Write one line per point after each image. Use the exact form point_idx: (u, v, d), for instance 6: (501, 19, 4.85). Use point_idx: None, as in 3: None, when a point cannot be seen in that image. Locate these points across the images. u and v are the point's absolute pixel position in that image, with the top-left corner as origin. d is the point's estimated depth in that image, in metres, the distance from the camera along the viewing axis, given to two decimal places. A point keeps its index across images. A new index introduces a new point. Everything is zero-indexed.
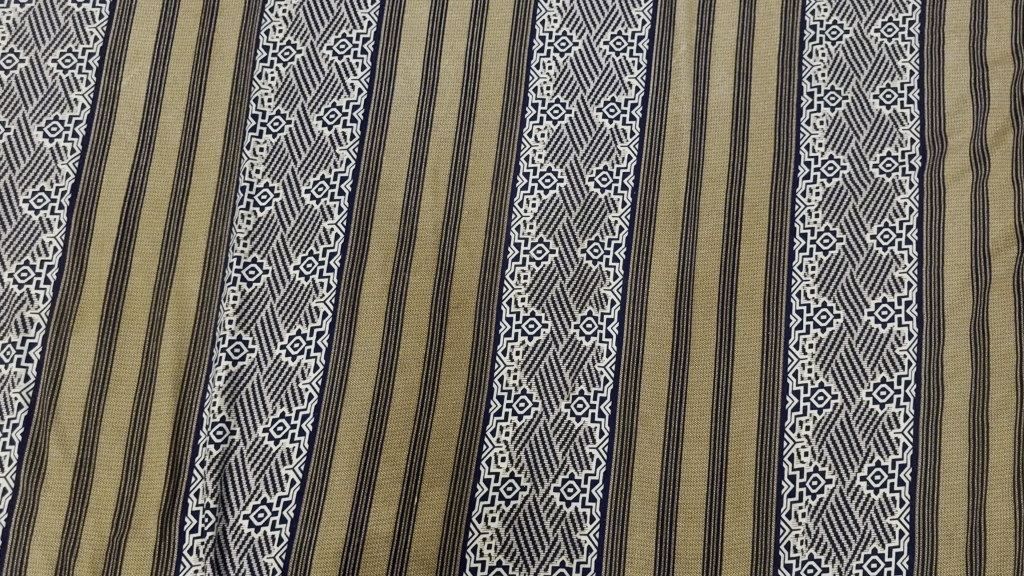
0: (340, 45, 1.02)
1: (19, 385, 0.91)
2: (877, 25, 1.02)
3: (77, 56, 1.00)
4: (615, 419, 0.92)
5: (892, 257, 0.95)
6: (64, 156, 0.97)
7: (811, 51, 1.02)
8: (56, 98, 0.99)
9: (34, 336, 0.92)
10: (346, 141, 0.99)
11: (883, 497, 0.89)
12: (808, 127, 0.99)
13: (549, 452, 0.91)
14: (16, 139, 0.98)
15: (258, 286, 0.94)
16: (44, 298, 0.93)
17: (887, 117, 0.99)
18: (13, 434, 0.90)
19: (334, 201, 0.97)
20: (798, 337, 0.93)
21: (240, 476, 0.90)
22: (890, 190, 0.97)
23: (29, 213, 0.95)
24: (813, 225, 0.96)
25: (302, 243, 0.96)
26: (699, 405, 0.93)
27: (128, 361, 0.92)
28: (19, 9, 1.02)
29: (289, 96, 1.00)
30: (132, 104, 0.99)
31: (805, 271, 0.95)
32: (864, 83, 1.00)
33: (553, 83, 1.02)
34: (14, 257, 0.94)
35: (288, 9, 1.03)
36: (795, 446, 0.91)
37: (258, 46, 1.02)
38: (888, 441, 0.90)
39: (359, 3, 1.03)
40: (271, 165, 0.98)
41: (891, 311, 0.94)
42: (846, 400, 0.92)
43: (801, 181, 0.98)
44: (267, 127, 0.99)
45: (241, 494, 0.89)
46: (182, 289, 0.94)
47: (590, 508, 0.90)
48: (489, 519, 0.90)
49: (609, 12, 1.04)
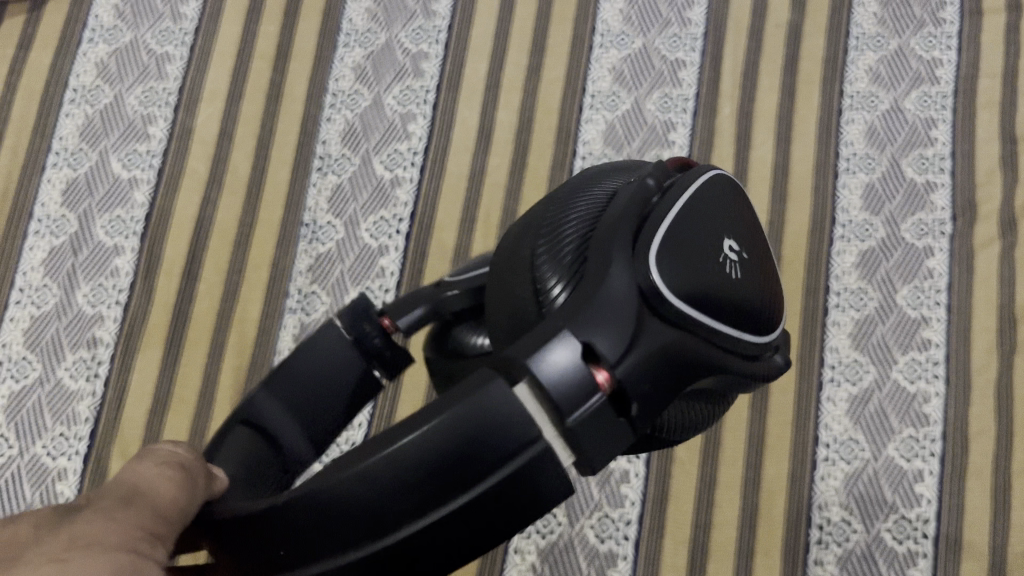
0: (403, 94, 1.09)
1: (86, 400, 0.95)
2: (912, 97, 1.08)
3: (157, 94, 1.08)
4: (651, 462, 0.96)
5: (921, 319, 0.99)
6: (140, 186, 1.04)
7: (848, 119, 1.07)
8: (136, 132, 1.06)
9: (102, 354, 0.97)
10: (404, 184, 1.05)
11: (907, 549, 0.92)
12: (844, 190, 1.04)
13: (587, 490, 0.95)
14: (97, 169, 1.04)
15: (316, 317, 0.99)
16: (114, 319, 0.98)
17: (920, 185, 1.04)
18: (78, 446, 0.94)
19: (391, 239, 1.02)
20: (830, 391, 0.97)
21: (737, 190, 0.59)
22: (921, 254, 1.01)
23: (104, 239, 1.01)
24: (847, 284, 1.01)
25: (359, 278, 1.01)
26: (733, 448, 0.96)
27: (188, 384, 0.97)
28: (106, 48, 1.10)
29: (353, 139, 1.07)
30: (204, 140, 1.06)
31: (838, 327, 0.99)
32: (898, 151, 1.05)
33: (601, 138, 1.07)
34: (88, 279, 1.00)
35: (356, 59, 1.11)
36: (824, 496, 0.94)
37: (327, 93, 1.09)
38: (913, 495, 0.93)
39: (423, 56, 1.11)
40: (333, 204, 1.04)
41: (919, 370, 0.97)
42: (874, 454, 0.95)
43: (836, 242, 1.02)
44: (332, 168, 1.05)
45: (751, 327, 0.53)
46: (244, 315, 0.99)
47: (623, 546, 0.93)
48: (525, 552, 0.93)
49: (656, 74, 1.10)
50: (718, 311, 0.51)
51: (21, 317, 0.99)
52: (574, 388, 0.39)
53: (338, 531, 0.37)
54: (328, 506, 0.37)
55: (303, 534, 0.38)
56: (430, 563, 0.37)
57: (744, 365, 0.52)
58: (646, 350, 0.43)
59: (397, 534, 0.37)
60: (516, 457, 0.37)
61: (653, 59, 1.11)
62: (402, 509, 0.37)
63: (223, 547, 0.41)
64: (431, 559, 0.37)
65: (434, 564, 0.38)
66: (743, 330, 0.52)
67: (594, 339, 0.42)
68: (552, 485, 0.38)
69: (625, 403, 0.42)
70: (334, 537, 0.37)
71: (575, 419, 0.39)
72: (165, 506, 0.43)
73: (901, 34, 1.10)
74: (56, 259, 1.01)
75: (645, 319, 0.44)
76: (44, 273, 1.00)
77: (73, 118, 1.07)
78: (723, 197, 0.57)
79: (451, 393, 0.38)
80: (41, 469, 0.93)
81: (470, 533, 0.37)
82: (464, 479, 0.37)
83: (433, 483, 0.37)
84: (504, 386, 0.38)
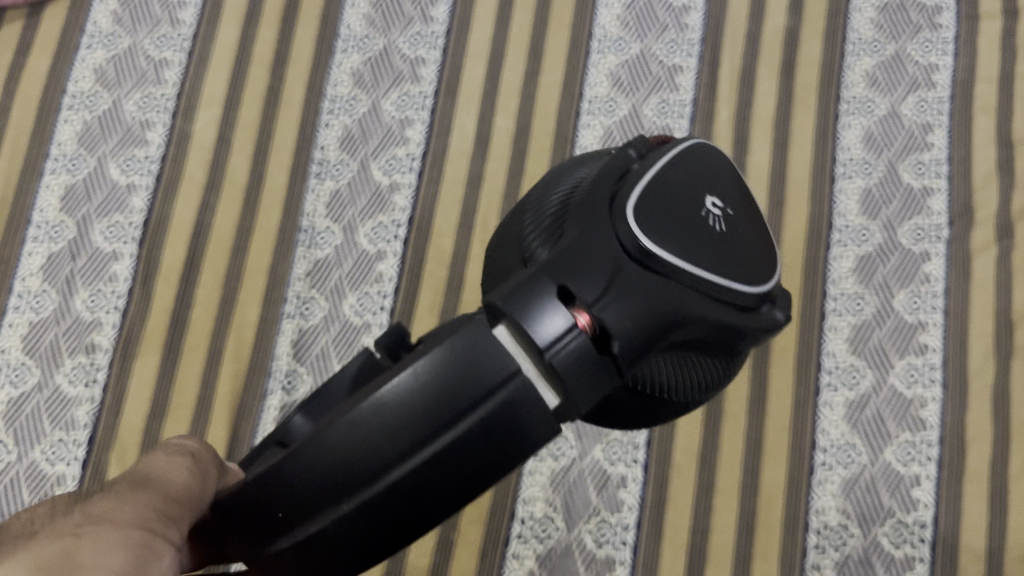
0: (401, 100, 1.09)
1: (84, 406, 0.95)
2: (909, 101, 1.08)
3: (155, 99, 1.08)
4: (649, 467, 0.96)
5: (918, 323, 0.99)
6: (138, 191, 1.04)
7: (846, 124, 1.08)
8: (134, 137, 1.06)
9: (100, 359, 0.97)
10: (402, 189, 1.05)
11: (904, 554, 0.92)
12: (841, 195, 1.05)
13: (585, 495, 0.95)
14: (95, 174, 1.05)
15: (314, 322, 0.99)
16: (112, 325, 0.99)
17: (917, 189, 1.04)
18: (76, 452, 0.94)
19: (389, 244, 1.02)
20: (828, 395, 0.97)
21: (732, 169, 0.67)
22: (918, 259, 1.02)
23: (103, 244, 1.02)
24: (844, 288, 1.01)
25: (357, 283, 1.01)
26: (731, 453, 0.96)
27: (187, 390, 0.97)
28: (104, 54, 1.10)
29: (351, 144, 1.07)
30: (203, 145, 1.06)
31: (836, 332, 0.99)
32: (895, 156, 1.06)
33: (599, 143, 1.08)
34: (87, 284, 1.00)
35: (354, 64, 1.11)
36: (822, 500, 0.94)
37: (325, 98, 1.09)
38: (911, 499, 0.93)
39: (420, 62, 1.11)
40: (331, 209, 1.04)
41: (917, 374, 0.97)
42: (872, 458, 0.95)
43: (834, 247, 1.03)
44: (330, 173, 1.05)
45: (739, 280, 0.61)
46: (242, 320, 1.00)
47: (621, 551, 0.93)
48: (523, 557, 0.93)
49: (654, 79, 1.10)
50: (705, 261, 0.58)
51: (19, 323, 0.99)
52: (545, 324, 0.44)
53: (336, 481, 0.40)
54: (326, 458, 0.40)
55: (302, 491, 0.41)
56: (425, 505, 0.41)
57: (730, 313, 0.59)
58: (622, 290, 0.50)
59: (392, 477, 0.40)
60: (500, 389, 0.41)
61: (650, 64, 1.11)
62: (394, 455, 0.40)
63: (228, 513, 0.44)
64: (438, 494, 0.41)
65: (429, 504, 0.41)
66: (728, 282, 0.59)
67: (571, 279, 0.49)
68: (534, 420, 0.42)
69: (605, 340, 0.48)
70: (332, 490, 0.41)
71: (552, 353, 0.44)
72: (174, 491, 0.49)
73: (899, 39, 1.11)
74: (54, 264, 1.01)
75: (618, 268, 0.52)
76: (43, 279, 1.00)
77: (71, 123, 1.07)
78: (690, 165, 0.64)
79: (431, 345, 0.42)
80: (39, 475, 0.93)
81: (460, 472, 0.41)
82: (451, 419, 0.41)
83: (428, 421, 0.40)
84: (483, 329, 0.42)
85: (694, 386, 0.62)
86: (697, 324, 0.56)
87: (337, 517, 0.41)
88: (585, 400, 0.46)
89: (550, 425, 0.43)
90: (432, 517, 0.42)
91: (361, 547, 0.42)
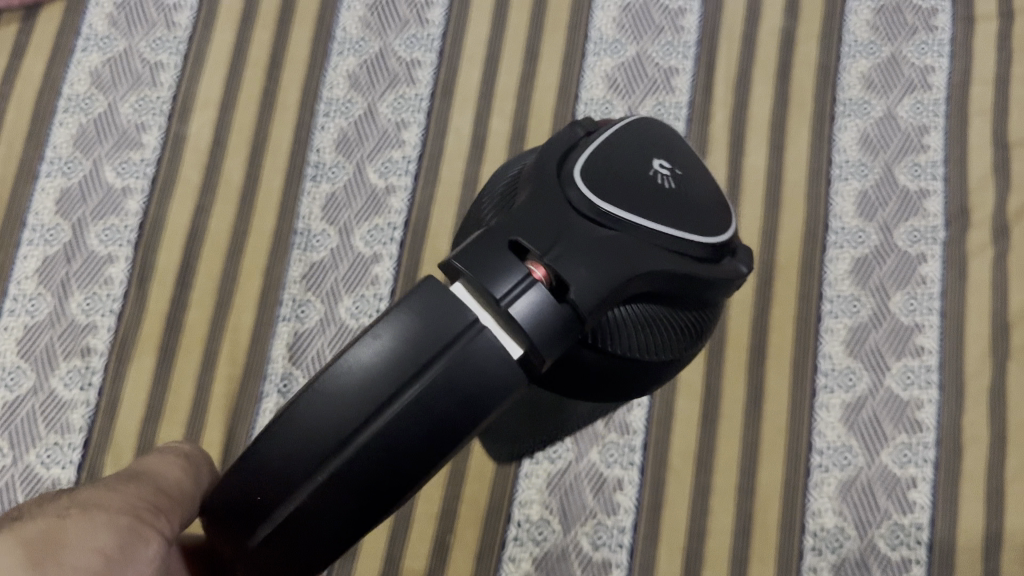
0: (396, 103, 1.09)
1: (79, 409, 0.95)
2: (905, 103, 1.08)
3: (151, 101, 1.08)
4: (646, 469, 0.96)
5: (915, 325, 0.99)
6: (133, 194, 1.04)
7: (842, 126, 1.08)
8: (129, 140, 1.06)
9: (95, 363, 0.97)
10: (398, 192, 1.05)
11: (900, 556, 0.92)
12: (837, 197, 1.05)
13: (581, 497, 0.95)
14: (90, 177, 1.04)
15: (310, 325, 0.99)
16: (107, 328, 0.98)
17: (913, 191, 1.04)
18: (71, 455, 0.94)
19: (385, 247, 1.02)
20: (824, 398, 0.97)
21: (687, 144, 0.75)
22: (914, 261, 1.02)
23: (98, 247, 1.01)
24: (840, 290, 1.01)
25: (353, 285, 1.00)
26: (727, 455, 0.96)
27: (182, 393, 0.97)
28: (99, 56, 1.10)
29: (347, 147, 1.07)
30: (198, 148, 1.06)
31: (832, 334, 0.99)
32: (891, 158, 1.06)
33: None
34: (81, 287, 1.00)
35: (349, 67, 1.11)
36: (818, 503, 0.94)
37: (321, 100, 1.09)
38: (907, 501, 0.93)
39: (416, 65, 1.11)
40: (327, 211, 1.04)
41: (913, 377, 0.97)
42: (868, 460, 0.95)
43: (830, 249, 1.03)
44: (325, 176, 1.05)
45: (691, 232, 0.68)
46: (237, 323, 0.99)
47: (618, 554, 0.93)
48: (520, 560, 0.92)
49: (650, 81, 1.10)
50: (659, 218, 0.66)
51: (14, 326, 0.98)
52: (496, 280, 0.54)
53: (318, 447, 0.48)
54: (306, 429, 0.48)
55: (289, 462, 0.48)
56: (398, 459, 0.49)
57: (689, 261, 0.67)
58: (571, 244, 0.59)
59: (363, 433, 0.48)
60: (445, 351, 0.49)
61: (646, 66, 1.11)
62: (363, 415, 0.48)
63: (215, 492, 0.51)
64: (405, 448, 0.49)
65: (402, 456, 0.49)
66: (681, 235, 0.67)
67: (526, 237, 0.58)
68: (487, 375, 0.50)
69: (562, 290, 0.57)
70: (314, 455, 0.48)
71: (507, 301, 0.53)
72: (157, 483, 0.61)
73: (894, 41, 1.11)
74: (49, 267, 1.00)
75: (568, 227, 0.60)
76: (38, 282, 1.00)
77: (66, 126, 1.07)
78: (644, 141, 0.72)
79: (379, 323, 0.50)
80: (34, 478, 0.93)
81: (424, 426, 0.49)
82: (407, 378, 0.48)
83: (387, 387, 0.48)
84: (434, 291, 0.51)
85: (666, 343, 0.71)
86: (659, 275, 0.64)
87: (320, 480, 0.48)
88: (546, 346, 0.54)
89: (498, 378, 0.50)
90: (406, 469, 0.49)
91: (346, 507, 0.49)
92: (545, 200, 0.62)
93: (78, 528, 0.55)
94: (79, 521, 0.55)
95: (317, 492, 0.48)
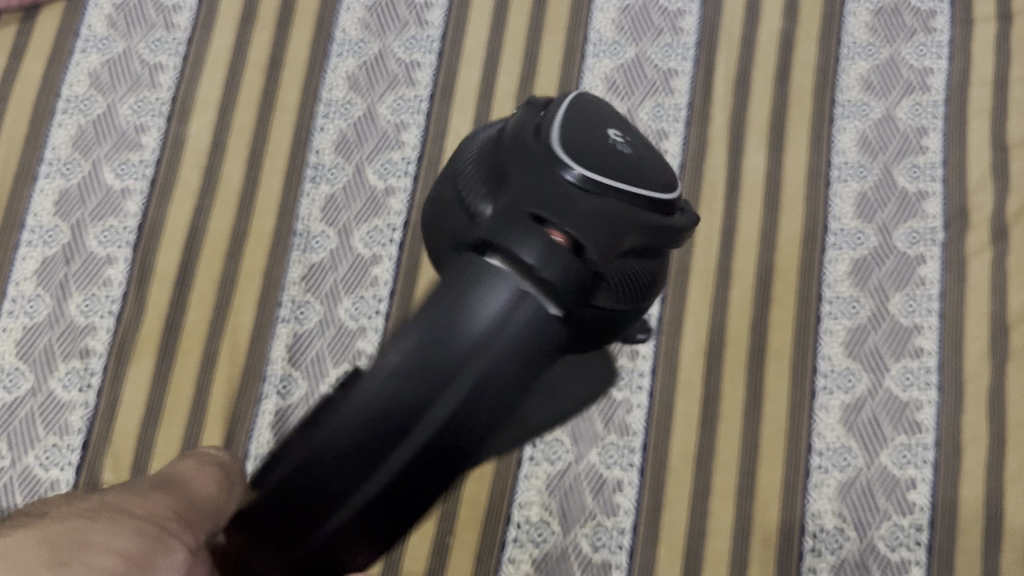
0: (396, 104, 1.09)
1: (77, 411, 0.95)
2: (904, 104, 1.08)
3: (149, 102, 1.08)
4: (645, 470, 0.96)
5: (914, 326, 0.99)
6: (132, 195, 1.04)
7: (841, 127, 1.08)
8: (128, 141, 1.06)
9: (94, 364, 0.97)
10: (398, 193, 1.05)
11: (900, 557, 0.92)
12: (836, 198, 1.05)
13: (580, 499, 0.94)
14: (89, 178, 1.04)
15: (309, 326, 0.99)
16: (106, 329, 0.98)
17: (912, 193, 1.04)
18: (70, 457, 0.93)
19: (385, 249, 1.02)
20: (824, 399, 0.97)
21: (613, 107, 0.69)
22: (914, 262, 1.02)
23: (97, 249, 1.01)
24: (839, 291, 1.01)
25: (352, 287, 1.01)
26: (727, 457, 0.96)
27: (181, 394, 0.97)
28: (98, 58, 1.10)
29: (346, 148, 1.07)
30: (197, 149, 1.06)
31: (831, 335, 0.99)
32: (890, 159, 1.06)
33: None
34: (80, 288, 1.00)
35: (349, 68, 1.10)
36: (817, 504, 0.94)
37: (320, 102, 1.09)
38: (906, 502, 0.93)
39: (416, 66, 1.11)
40: (326, 212, 1.04)
41: (912, 378, 0.97)
42: (867, 461, 0.95)
43: (829, 250, 1.03)
44: (324, 177, 1.05)
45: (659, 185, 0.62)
46: (236, 325, 0.99)
47: (617, 555, 0.93)
48: (519, 562, 0.92)
49: (650, 83, 1.10)
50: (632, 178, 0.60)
51: (13, 327, 0.98)
52: (528, 250, 0.49)
53: (383, 447, 0.45)
54: (366, 432, 0.45)
55: (348, 467, 0.45)
56: (453, 448, 0.48)
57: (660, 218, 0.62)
58: (569, 214, 0.54)
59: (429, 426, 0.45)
60: (505, 333, 0.47)
61: (646, 68, 1.11)
62: (405, 429, 0.45)
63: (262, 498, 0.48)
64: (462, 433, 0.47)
65: (459, 442, 0.48)
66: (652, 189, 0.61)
67: (536, 206, 0.54)
68: (525, 360, 0.48)
69: (580, 250, 0.54)
70: (378, 457, 0.45)
71: (536, 263, 0.49)
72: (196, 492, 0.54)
73: (893, 43, 1.11)
74: (48, 268, 1.00)
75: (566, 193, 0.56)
76: (36, 283, 1.00)
77: (65, 127, 1.07)
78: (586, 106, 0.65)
79: (433, 310, 0.47)
80: (32, 479, 0.93)
81: (474, 416, 0.47)
82: (469, 367, 0.46)
83: (449, 377, 0.46)
84: (485, 266, 0.48)
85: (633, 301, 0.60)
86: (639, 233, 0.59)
87: (384, 478, 0.46)
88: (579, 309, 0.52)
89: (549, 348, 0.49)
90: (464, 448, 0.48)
91: (406, 497, 0.47)
92: (524, 166, 0.58)
93: (105, 528, 0.44)
94: (102, 527, 0.44)
95: (375, 503, 0.46)
